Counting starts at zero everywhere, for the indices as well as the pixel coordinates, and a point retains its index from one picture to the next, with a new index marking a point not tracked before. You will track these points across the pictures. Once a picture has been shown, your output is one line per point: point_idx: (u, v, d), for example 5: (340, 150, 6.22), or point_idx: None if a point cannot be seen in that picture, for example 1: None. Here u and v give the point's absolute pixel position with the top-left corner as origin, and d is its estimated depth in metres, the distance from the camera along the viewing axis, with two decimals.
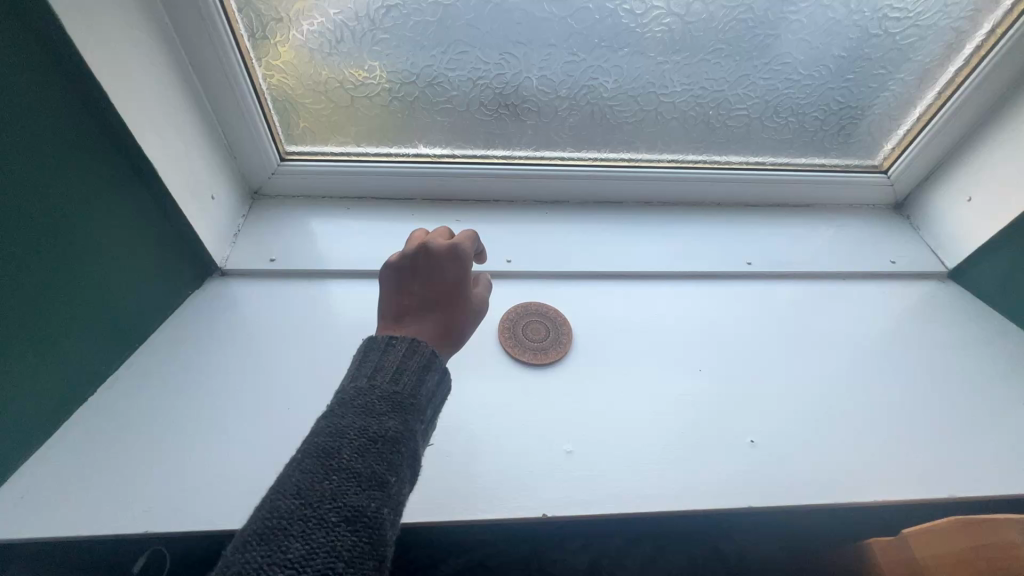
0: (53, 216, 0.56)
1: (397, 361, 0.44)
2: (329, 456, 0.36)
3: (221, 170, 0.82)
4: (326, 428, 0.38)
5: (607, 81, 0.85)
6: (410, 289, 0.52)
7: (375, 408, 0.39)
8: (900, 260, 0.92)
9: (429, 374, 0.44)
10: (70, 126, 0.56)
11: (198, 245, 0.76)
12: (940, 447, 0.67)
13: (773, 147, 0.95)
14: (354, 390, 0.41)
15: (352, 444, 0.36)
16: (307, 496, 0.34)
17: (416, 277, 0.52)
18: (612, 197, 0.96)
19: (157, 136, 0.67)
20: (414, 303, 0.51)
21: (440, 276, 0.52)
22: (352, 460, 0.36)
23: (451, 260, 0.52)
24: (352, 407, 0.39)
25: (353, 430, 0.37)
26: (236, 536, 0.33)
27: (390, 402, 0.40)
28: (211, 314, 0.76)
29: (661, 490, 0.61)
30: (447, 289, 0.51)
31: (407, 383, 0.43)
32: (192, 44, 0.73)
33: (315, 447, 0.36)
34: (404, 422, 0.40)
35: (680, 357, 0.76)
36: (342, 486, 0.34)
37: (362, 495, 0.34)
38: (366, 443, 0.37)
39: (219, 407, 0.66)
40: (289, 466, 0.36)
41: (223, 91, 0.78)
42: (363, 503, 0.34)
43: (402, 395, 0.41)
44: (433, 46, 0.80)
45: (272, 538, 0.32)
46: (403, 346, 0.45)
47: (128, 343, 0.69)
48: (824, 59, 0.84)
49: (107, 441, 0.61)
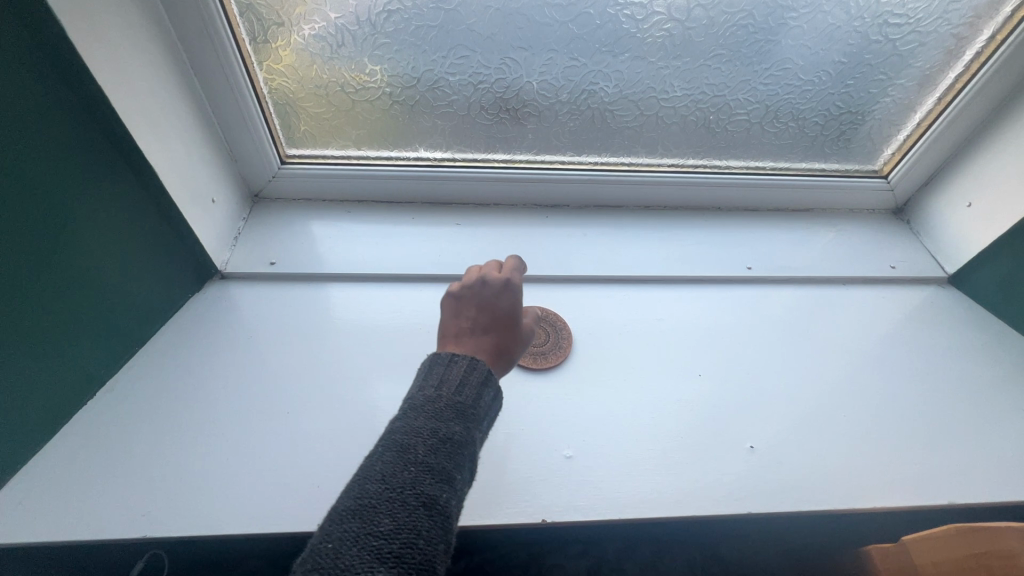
0: (57, 222, 0.56)
1: (461, 372, 0.45)
2: (407, 449, 0.38)
3: (221, 174, 0.82)
4: (401, 427, 0.40)
5: (608, 85, 0.85)
6: (467, 312, 0.51)
7: (444, 412, 0.42)
8: (900, 265, 0.92)
9: (489, 388, 0.46)
10: (73, 131, 0.56)
11: (199, 250, 0.76)
12: (940, 453, 0.67)
13: (772, 151, 0.95)
14: (423, 394, 0.43)
15: (425, 443, 0.39)
16: (391, 481, 0.36)
17: (473, 301, 0.52)
18: (612, 202, 0.97)
19: (157, 141, 0.67)
20: (470, 325, 0.51)
21: (496, 302, 0.52)
22: (428, 454, 0.38)
23: (507, 288, 0.53)
24: (425, 407, 0.42)
25: (426, 431, 0.40)
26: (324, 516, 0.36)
27: (459, 406, 0.42)
28: (211, 317, 0.75)
29: (661, 496, 0.61)
30: (503, 316, 0.51)
31: (472, 392, 0.44)
32: (193, 48, 0.73)
33: (393, 442, 0.39)
34: (469, 427, 0.42)
35: (680, 362, 0.76)
36: (419, 478, 0.37)
37: (435, 488, 0.36)
38: (440, 441, 0.39)
39: (219, 410, 0.66)
40: (370, 455, 0.39)
41: (224, 95, 0.78)
42: (437, 496, 0.36)
43: (467, 402, 0.43)
44: (434, 51, 0.80)
45: (363, 514, 0.34)
46: (464, 361, 0.46)
47: (128, 347, 0.69)
48: (824, 65, 0.84)
49: (105, 445, 0.61)
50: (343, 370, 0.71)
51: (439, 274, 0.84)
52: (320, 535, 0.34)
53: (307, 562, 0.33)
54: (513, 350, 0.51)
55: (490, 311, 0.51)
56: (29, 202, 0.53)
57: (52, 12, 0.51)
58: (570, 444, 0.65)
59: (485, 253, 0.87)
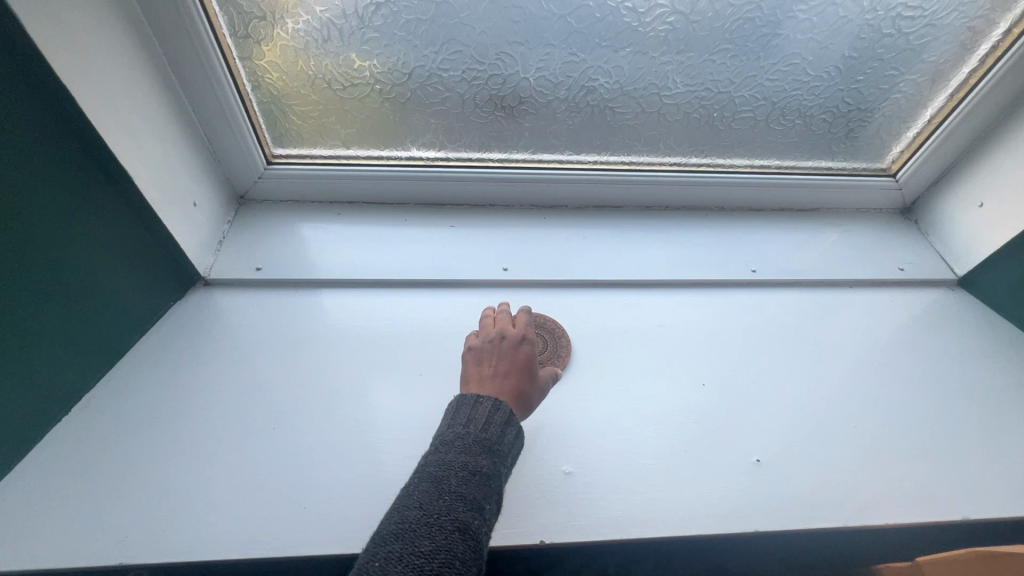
0: (24, 234, 0.53)
1: (487, 412, 0.50)
2: (442, 480, 0.43)
3: (203, 175, 0.78)
4: (435, 461, 0.45)
5: (608, 81, 0.82)
6: (488, 363, 0.57)
7: (472, 448, 0.46)
8: (908, 267, 0.90)
9: (510, 427, 0.50)
10: (40, 137, 0.53)
11: (181, 256, 0.72)
12: (952, 466, 0.65)
13: (777, 150, 0.92)
14: (453, 431, 0.48)
15: (458, 475, 0.43)
16: (430, 508, 0.40)
17: (493, 353, 0.58)
18: (613, 202, 0.94)
19: (132, 143, 0.63)
20: (491, 372, 0.56)
21: (514, 353, 0.58)
22: (460, 485, 0.43)
23: (523, 341, 0.59)
24: (456, 443, 0.46)
25: (457, 464, 0.44)
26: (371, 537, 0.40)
27: (486, 442, 0.47)
28: (195, 326, 0.72)
29: (663, 514, 0.59)
30: (520, 364, 0.57)
31: (495, 430, 0.49)
32: (171, 44, 0.69)
33: (429, 474, 0.44)
34: (496, 463, 0.47)
35: (683, 370, 0.73)
36: (454, 505, 0.41)
37: (468, 513, 0.41)
38: (471, 473, 0.44)
39: (202, 425, 0.63)
40: (408, 485, 0.43)
41: (206, 94, 0.74)
42: (470, 520, 0.41)
43: (491, 440, 0.48)
44: (425, 46, 0.76)
45: (406, 535, 0.39)
46: (489, 404, 0.51)
47: (105, 359, 0.66)
48: (833, 60, 0.81)
49: (81, 463, 0.58)
50: (333, 381, 0.68)
51: (433, 279, 0.81)
52: (366, 555, 0.38)
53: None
54: (530, 396, 0.56)
55: (509, 360, 0.57)
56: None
57: (12, 9, 0.47)
58: (569, 458, 0.63)
59: (481, 256, 0.84)
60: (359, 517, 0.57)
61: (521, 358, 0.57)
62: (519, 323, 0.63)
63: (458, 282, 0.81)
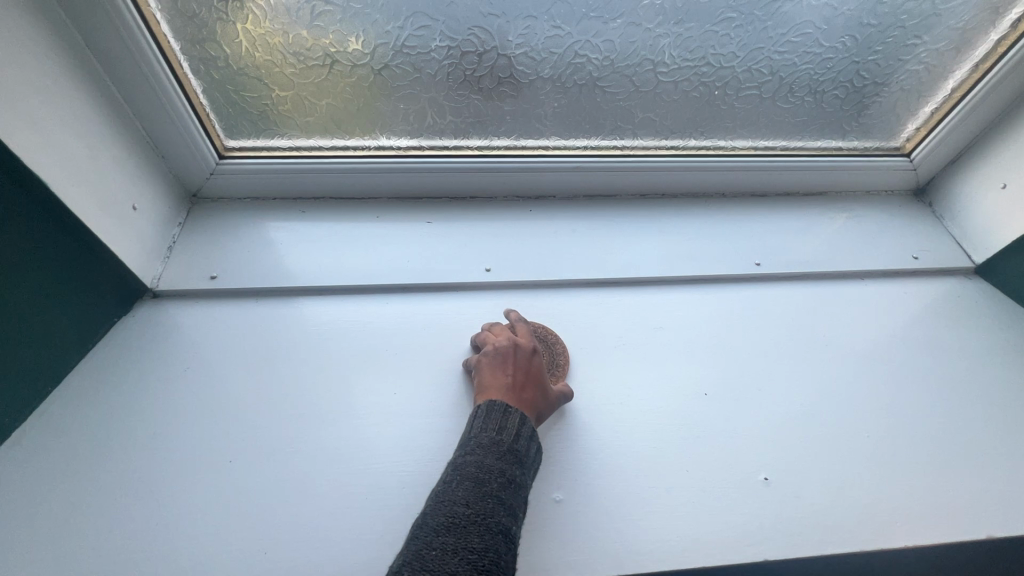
0: None
1: (517, 425, 0.50)
2: (484, 482, 0.43)
3: (143, 174, 0.70)
4: (474, 462, 0.45)
5: (596, 57, 0.73)
6: (502, 371, 0.56)
7: (506, 454, 0.47)
8: (923, 255, 0.83)
9: (535, 441, 0.51)
10: None
11: (122, 269, 0.65)
12: (974, 478, 0.60)
13: (783, 130, 0.85)
14: (489, 435, 0.48)
15: (498, 479, 0.44)
16: (476, 507, 0.41)
17: (506, 362, 0.57)
18: (604, 191, 0.86)
19: (44, 142, 0.55)
20: (509, 382, 0.55)
21: (527, 364, 0.58)
22: (501, 489, 0.43)
23: (535, 351, 0.59)
24: (492, 448, 0.47)
25: (496, 469, 0.45)
26: (419, 527, 0.41)
27: (520, 450, 0.48)
28: (143, 344, 0.65)
29: (663, 543, 0.53)
30: (535, 374, 0.57)
31: (526, 440, 0.49)
32: (88, 25, 0.60)
33: (470, 474, 0.44)
34: (527, 470, 0.48)
35: (683, 378, 0.67)
36: (496, 508, 0.42)
37: (508, 518, 0.42)
38: (509, 480, 0.45)
39: (152, 459, 0.57)
40: (451, 482, 0.44)
41: (138, 81, 0.65)
42: (510, 525, 0.42)
43: (523, 450, 0.48)
44: (389, 21, 0.67)
45: (458, 531, 0.39)
46: (517, 417, 0.50)
47: (37, 388, 0.59)
48: (847, 28, 0.72)
49: (9, 509, 0.52)
50: (297, 402, 0.62)
51: (408, 283, 0.73)
52: (417, 547, 0.39)
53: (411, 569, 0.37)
54: (543, 408, 0.56)
55: (525, 370, 0.57)
56: None
57: None
58: (560, 485, 0.57)
59: (461, 255, 0.76)
60: (327, 562, 0.51)
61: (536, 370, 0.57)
62: (521, 331, 0.64)
63: (436, 285, 0.73)
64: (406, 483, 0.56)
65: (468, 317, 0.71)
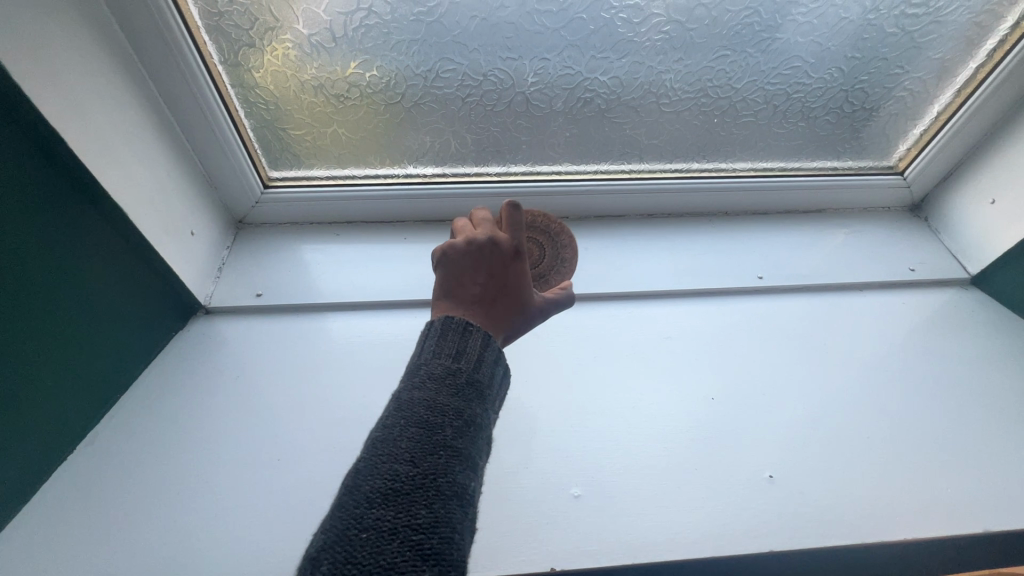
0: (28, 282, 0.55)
1: (478, 350, 0.43)
2: (435, 430, 0.36)
3: (199, 203, 0.78)
4: (423, 401, 0.38)
5: (604, 91, 0.80)
6: (472, 278, 0.48)
7: (465, 389, 0.40)
8: (919, 267, 0.88)
9: (501, 366, 0.44)
10: (39, 185, 0.54)
11: (179, 286, 0.72)
12: (970, 475, 0.64)
13: (780, 152, 0.91)
14: (443, 364, 0.41)
15: (453, 424, 0.37)
16: (424, 465, 0.35)
17: (478, 265, 0.48)
18: (614, 211, 0.92)
19: (125, 178, 0.63)
20: (478, 294, 0.47)
21: (506, 272, 0.49)
22: (456, 436, 0.37)
23: (517, 255, 0.49)
24: (446, 384, 0.39)
25: (452, 410, 0.38)
26: (351, 495, 0.33)
27: (480, 382, 0.41)
28: (198, 356, 0.72)
29: (674, 535, 0.58)
30: (511, 285, 0.49)
31: (489, 369, 0.43)
32: (161, 75, 0.69)
33: (417, 418, 0.37)
34: (487, 405, 0.41)
35: (691, 384, 0.72)
36: (451, 464, 0.35)
37: (465, 474, 0.36)
38: (465, 424, 0.38)
39: (208, 459, 0.63)
40: (393, 430, 0.36)
41: (198, 122, 0.74)
42: (466, 482, 0.35)
43: (485, 382, 0.42)
44: (418, 65, 0.75)
45: (400, 501, 0.33)
46: (479, 337, 0.44)
47: (108, 395, 0.66)
48: (835, 61, 0.79)
49: (88, 501, 0.58)
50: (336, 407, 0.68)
51: None
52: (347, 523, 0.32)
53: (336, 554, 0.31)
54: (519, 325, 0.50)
55: (500, 280, 0.48)
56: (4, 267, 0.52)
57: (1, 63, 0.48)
58: (578, 481, 0.61)
59: None
60: None
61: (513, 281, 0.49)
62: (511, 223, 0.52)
63: None
64: None
65: None
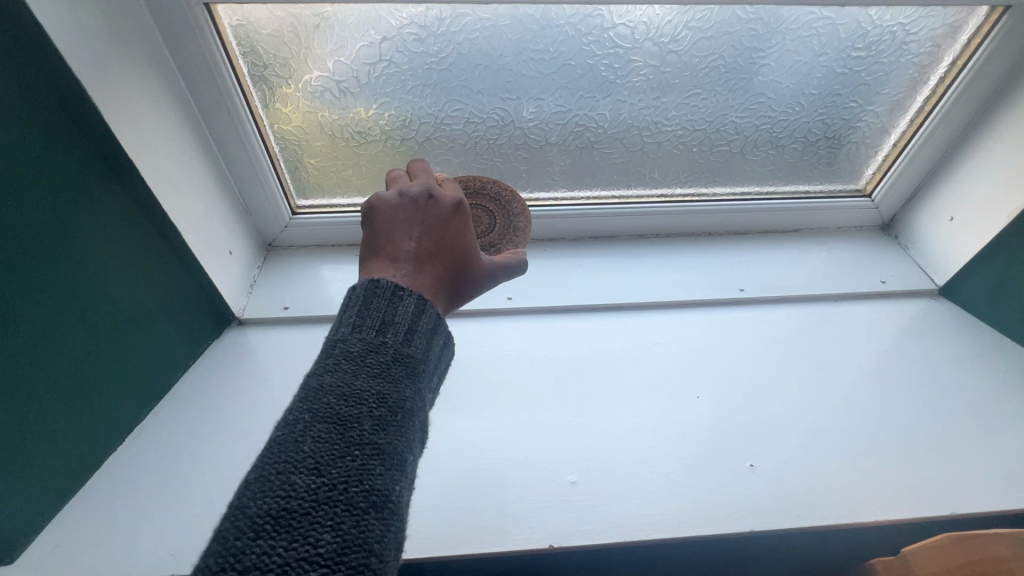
0: (101, 291, 0.64)
1: (410, 318, 0.48)
2: (349, 430, 0.40)
3: (236, 227, 0.88)
4: (340, 392, 0.42)
5: (594, 126, 0.91)
6: (407, 235, 0.55)
7: (388, 374, 0.44)
8: (890, 279, 0.95)
9: (436, 338, 0.50)
10: (115, 207, 0.65)
11: (218, 298, 0.81)
12: (937, 464, 0.69)
13: (756, 177, 1.00)
14: (366, 343, 0.45)
15: (371, 419, 0.41)
16: (334, 477, 0.37)
17: (413, 222, 0.55)
18: (607, 232, 1.01)
19: (181, 204, 0.74)
20: (412, 250, 0.54)
21: (443, 230, 0.56)
22: (374, 434, 0.40)
23: (453, 215, 0.57)
24: (366, 371, 0.44)
25: (372, 399, 0.42)
26: (247, 513, 0.36)
27: (405, 360, 0.46)
28: (230, 362, 0.80)
29: (660, 517, 0.63)
30: (447, 242, 0.55)
31: (419, 346, 0.48)
32: (211, 117, 0.81)
33: (330, 416, 0.40)
34: (416, 383, 0.46)
35: (678, 385, 0.78)
36: (368, 467, 0.38)
37: (385, 480, 0.39)
38: (386, 420, 0.41)
39: (240, 452, 0.70)
40: (302, 433, 0.39)
41: (238, 157, 0.85)
42: (388, 487, 0.39)
43: (414, 359, 0.47)
44: (430, 106, 0.86)
45: (304, 521, 0.35)
46: (412, 301, 0.50)
47: (153, 395, 0.73)
48: (796, 97, 0.90)
49: (132, 489, 0.65)
50: None
51: None
52: (240, 537, 0.35)
53: (228, 566, 0.33)
54: (457, 280, 0.56)
55: (436, 237, 0.55)
56: (86, 278, 0.62)
57: (94, 108, 0.60)
58: (575, 469, 0.68)
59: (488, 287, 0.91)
60: None
61: (448, 237, 0.56)
62: (448, 187, 0.62)
63: (467, 311, 0.87)
64: (446, 469, 0.67)
65: (493, 337, 0.84)
